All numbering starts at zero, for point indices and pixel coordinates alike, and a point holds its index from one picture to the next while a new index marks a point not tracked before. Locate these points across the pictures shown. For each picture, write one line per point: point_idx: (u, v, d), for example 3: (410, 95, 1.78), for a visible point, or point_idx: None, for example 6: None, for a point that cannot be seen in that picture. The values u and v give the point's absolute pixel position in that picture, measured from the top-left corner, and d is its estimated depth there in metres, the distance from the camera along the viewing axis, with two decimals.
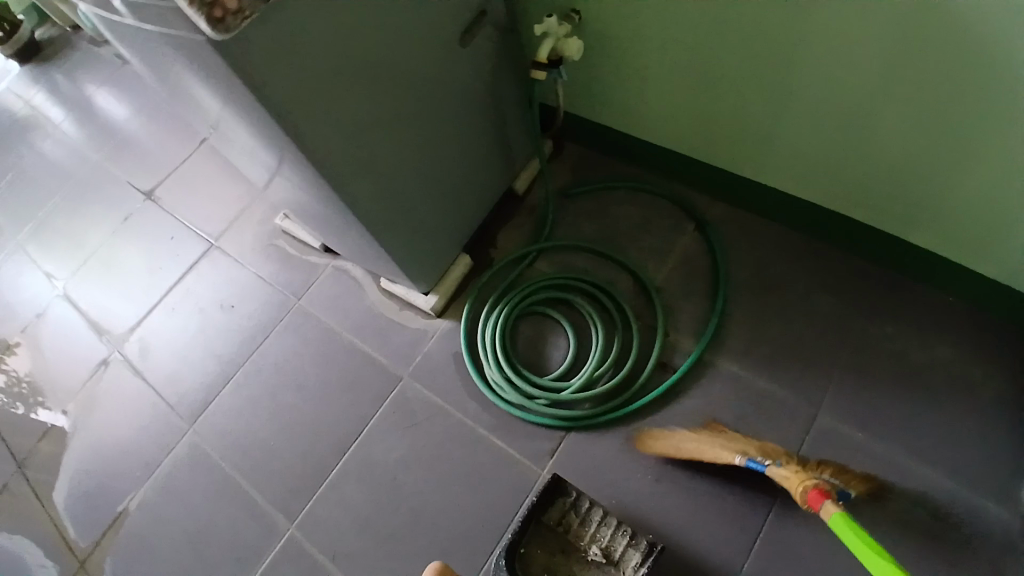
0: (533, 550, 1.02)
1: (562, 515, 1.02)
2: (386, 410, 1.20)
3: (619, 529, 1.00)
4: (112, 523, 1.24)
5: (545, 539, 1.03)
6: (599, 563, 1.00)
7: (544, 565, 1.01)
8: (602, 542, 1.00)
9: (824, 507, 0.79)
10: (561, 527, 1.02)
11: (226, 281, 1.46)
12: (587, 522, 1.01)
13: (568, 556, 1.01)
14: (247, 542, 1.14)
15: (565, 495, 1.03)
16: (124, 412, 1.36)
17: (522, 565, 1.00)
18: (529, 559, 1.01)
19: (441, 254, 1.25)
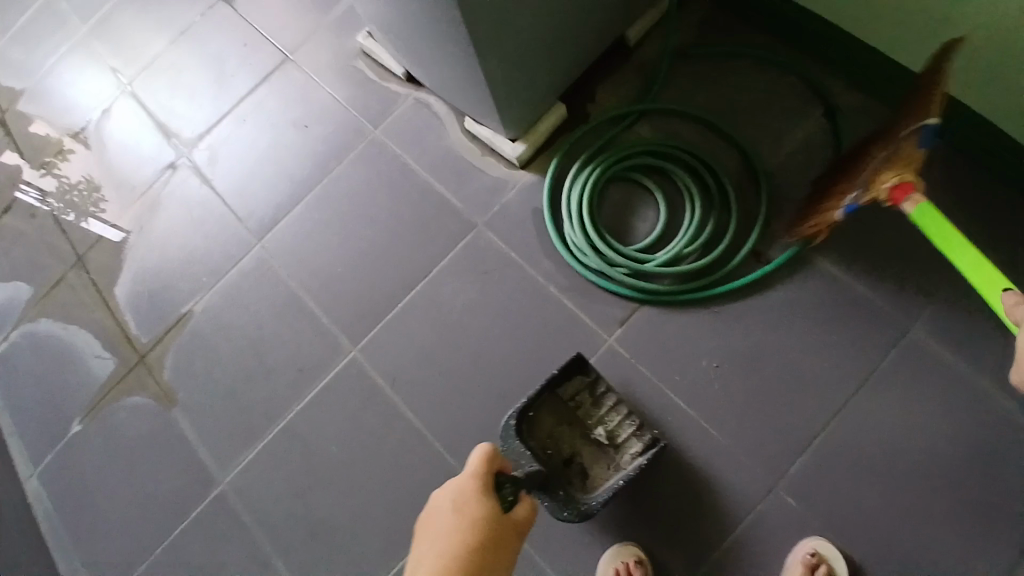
0: (540, 415, 1.01)
1: (576, 391, 1.01)
2: (458, 254, 1.17)
3: (627, 418, 0.99)
4: (176, 321, 1.28)
5: (554, 408, 1.01)
6: (600, 444, 0.99)
7: (547, 432, 1.00)
8: (608, 425, 0.99)
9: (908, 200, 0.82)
10: (573, 402, 1.01)
11: (300, 100, 1.38)
12: (599, 404, 1.00)
13: (570, 429, 1.00)
14: (308, 356, 1.18)
15: (585, 375, 1.01)
16: (191, 219, 1.36)
17: (527, 428, 0.99)
18: (534, 422, 1.00)
19: (538, 99, 1.15)
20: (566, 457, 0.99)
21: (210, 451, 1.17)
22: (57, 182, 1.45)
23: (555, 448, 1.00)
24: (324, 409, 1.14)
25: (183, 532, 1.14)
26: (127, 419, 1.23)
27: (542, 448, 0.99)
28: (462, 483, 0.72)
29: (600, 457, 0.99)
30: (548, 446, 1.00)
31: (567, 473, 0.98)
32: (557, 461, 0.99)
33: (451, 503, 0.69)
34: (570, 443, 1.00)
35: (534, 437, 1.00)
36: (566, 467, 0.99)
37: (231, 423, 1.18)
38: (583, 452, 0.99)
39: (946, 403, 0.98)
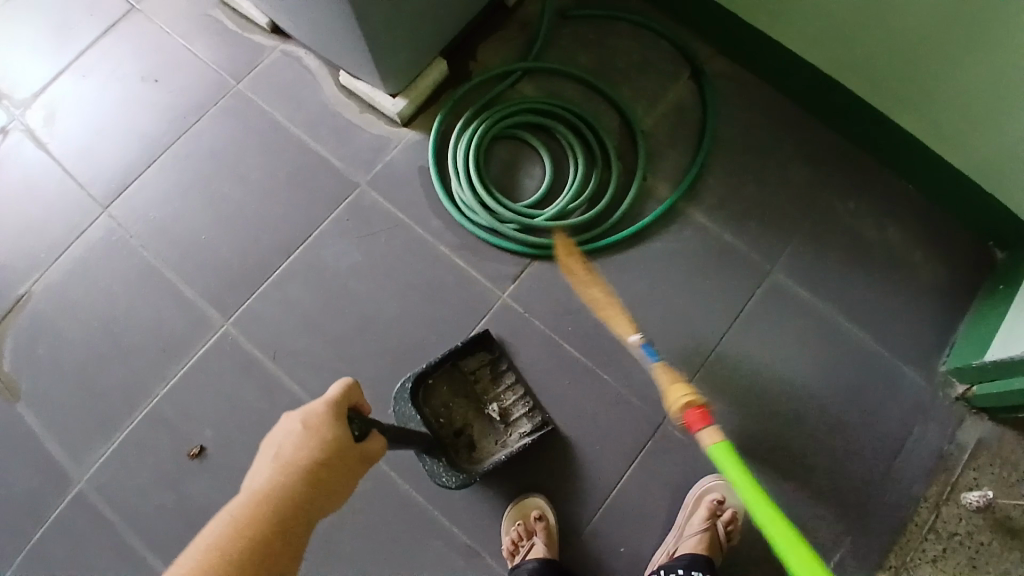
0: (438, 385, 1.01)
1: (479, 366, 1.02)
2: (341, 215, 1.11)
3: (523, 397, 1.01)
4: (10, 305, 1.10)
5: (454, 380, 1.02)
6: (492, 419, 1.01)
7: (443, 402, 1.01)
8: (504, 400, 1.01)
9: (702, 430, 0.66)
10: (473, 376, 1.02)
11: (151, 53, 1.23)
12: (498, 380, 1.02)
13: (466, 400, 1.01)
14: (175, 333, 1.06)
15: (489, 351, 1.02)
16: (23, 189, 1.17)
17: (424, 394, 1.00)
18: (432, 390, 1.01)
19: (418, 52, 1.10)
20: (458, 427, 1.00)
21: (61, 449, 1.03)
22: None
23: (448, 418, 1.00)
24: (198, 389, 1.04)
25: (33, 545, 0.99)
26: None
27: (437, 416, 1.00)
28: (316, 408, 0.62)
29: (489, 433, 1.00)
30: (441, 416, 1.00)
31: (455, 442, 0.99)
32: (447, 431, 1.00)
33: (302, 421, 0.61)
34: (463, 415, 1.01)
35: (429, 407, 1.00)
36: (455, 439, 1.00)
37: (85, 415, 1.04)
38: (474, 426, 1.00)
39: (805, 334, 1.08)
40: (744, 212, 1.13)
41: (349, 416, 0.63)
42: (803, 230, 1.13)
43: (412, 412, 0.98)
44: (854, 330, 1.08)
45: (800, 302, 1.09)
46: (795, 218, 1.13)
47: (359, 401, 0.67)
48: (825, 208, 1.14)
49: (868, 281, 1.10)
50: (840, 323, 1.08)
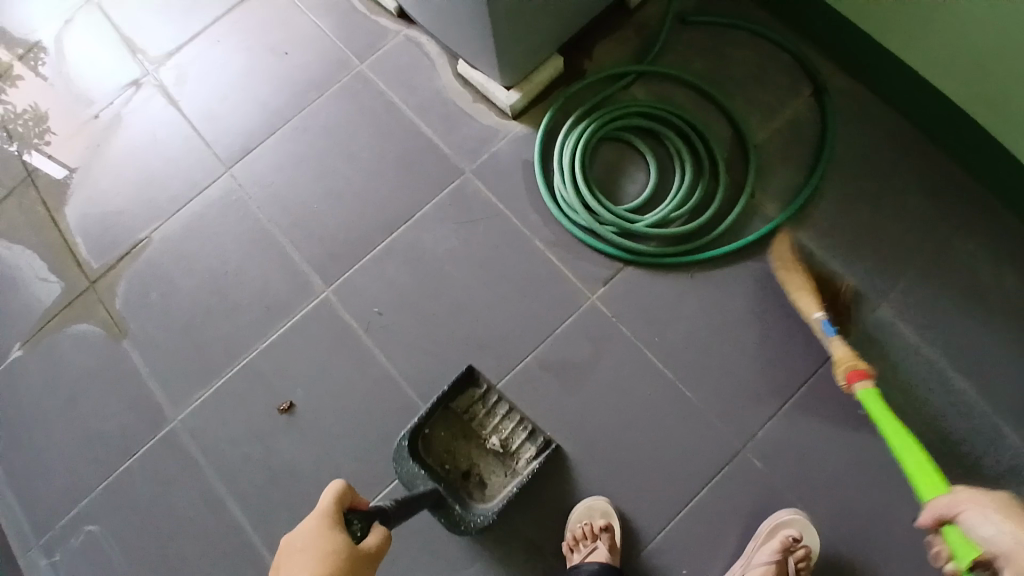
0: (436, 432, 1.01)
1: (469, 405, 1.00)
2: (443, 200, 1.13)
3: (521, 424, 1.00)
4: (131, 248, 1.19)
5: (450, 424, 1.01)
6: (496, 452, 1.00)
7: (445, 449, 1.00)
8: (503, 433, 1.00)
9: (859, 381, 0.83)
10: (467, 415, 1.01)
11: (280, 26, 1.30)
12: (491, 414, 1.00)
13: (465, 443, 1.01)
14: (277, 294, 1.12)
15: (477, 386, 1.01)
16: (152, 141, 1.26)
17: (425, 446, 1.00)
18: (432, 440, 1.00)
19: (537, 48, 1.11)
20: (464, 470, 1.00)
21: (163, 387, 1.10)
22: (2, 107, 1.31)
23: (453, 464, 1.00)
24: (291, 350, 1.09)
25: (129, 471, 1.07)
26: (71, 349, 1.14)
27: (442, 464, 1.00)
28: (311, 522, 0.64)
29: (496, 465, 1.00)
30: (446, 461, 1.00)
31: (466, 485, 0.99)
32: (455, 475, 1.00)
33: (299, 542, 0.62)
34: (467, 455, 1.00)
35: (433, 455, 1.00)
36: (465, 480, 1.00)
37: (188, 360, 1.11)
38: (480, 464, 1.00)
39: (904, 377, 1.02)
40: (854, 243, 1.09)
41: (346, 520, 0.65)
42: (916, 269, 1.07)
43: (415, 469, 0.95)
44: (960, 380, 1.02)
45: (903, 343, 1.04)
46: (909, 255, 1.08)
47: (354, 503, 0.69)
48: (944, 248, 1.07)
49: (982, 330, 1.03)
50: (946, 370, 1.02)
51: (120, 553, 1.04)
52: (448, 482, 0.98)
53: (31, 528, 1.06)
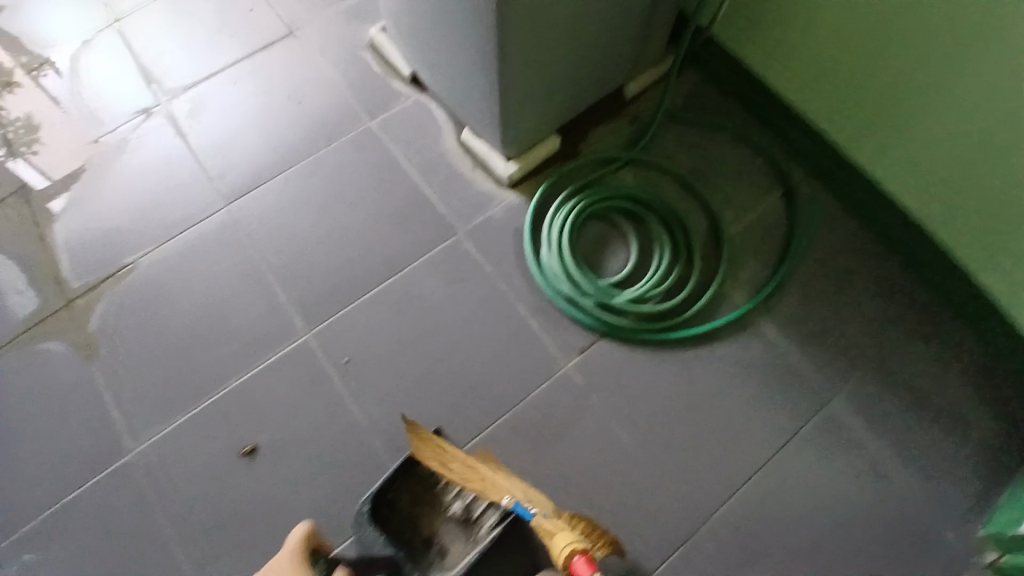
0: (400, 497, 1.00)
1: (434, 469, 1.00)
2: (435, 257, 1.18)
3: None
4: (115, 271, 1.20)
5: (414, 489, 1.01)
6: (458, 519, 0.99)
7: (407, 515, 1.00)
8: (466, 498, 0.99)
9: None
10: (431, 480, 1.00)
11: (298, 74, 1.37)
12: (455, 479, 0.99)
13: (428, 511, 1.00)
14: (261, 330, 1.14)
15: None
16: (156, 167, 1.29)
17: (387, 512, 0.99)
18: (395, 505, 1.00)
19: (539, 126, 1.20)
20: (427, 539, 0.98)
21: (131, 411, 1.09)
22: (12, 116, 1.34)
23: (415, 533, 0.99)
24: (268, 387, 1.10)
25: (83, 495, 1.05)
26: (41, 363, 1.13)
27: (404, 534, 0.98)
28: None
29: (458, 534, 0.98)
30: (408, 528, 0.99)
31: (428, 555, 0.97)
32: (417, 543, 0.98)
33: None
34: (429, 522, 0.99)
35: (396, 521, 0.99)
36: (426, 548, 0.98)
37: (162, 386, 1.11)
38: (442, 532, 0.99)
39: (854, 471, 1.08)
40: (815, 338, 1.16)
41: None
42: (870, 367, 1.14)
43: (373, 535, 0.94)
44: (905, 478, 1.07)
45: (855, 437, 1.09)
46: (864, 354, 1.15)
47: None
48: (896, 351, 1.15)
49: (927, 432, 1.10)
50: (892, 468, 1.08)
51: None
52: (410, 552, 0.97)
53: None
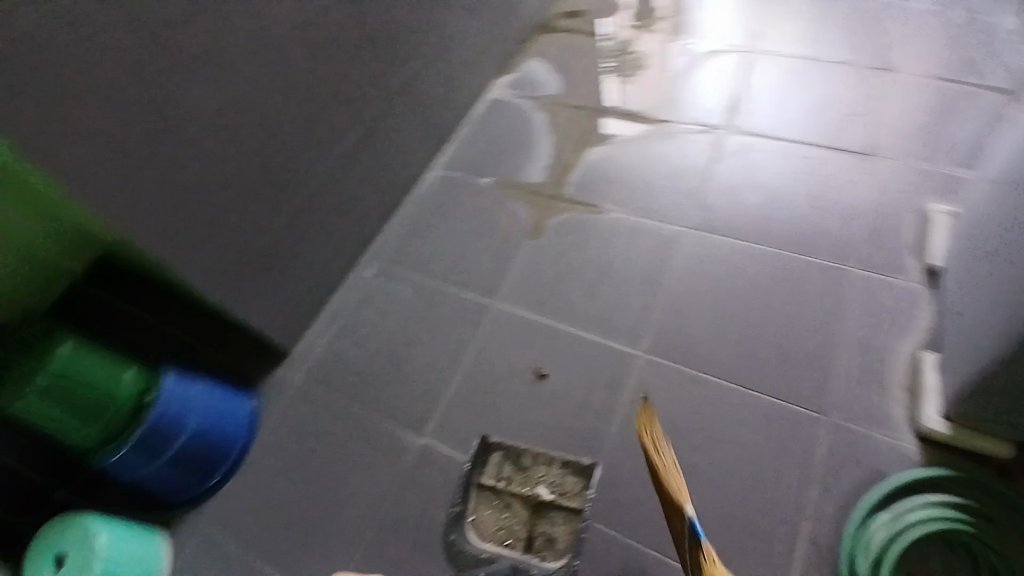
0: (482, 508, 1.10)
1: (499, 476, 1.12)
2: (783, 410, 1.12)
3: (558, 472, 1.11)
4: (593, 207, 1.43)
5: (489, 504, 1.11)
6: (551, 504, 1.08)
7: (497, 525, 1.08)
8: (562, 529, 1.06)
9: None
10: (502, 482, 1.12)
11: (838, 188, 1.38)
12: (525, 473, 1.12)
13: (527, 508, 1.09)
14: (619, 320, 1.26)
15: (497, 454, 1.15)
16: (678, 163, 1.48)
17: (482, 510, 1.10)
18: (483, 512, 1.10)
19: (1009, 424, 0.98)
20: (511, 530, 1.08)
21: (508, 280, 1.36)
22: (640, 70, 1.69)
23: (508, 517, 1.09)
24: (579, 355, 1.22)
25: (440, 294, 1.36)
26: (503, 211, 1.47)
27: (497, 508, 1.10)
28: None
29: (550, 516, 1.08)
30: (507, 535, 1.07)
31: (500, 539, 1.07)
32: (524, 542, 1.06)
33: None
34: (526, 523, 1.08)
35: (491, 525, 1.08)
36: (533, 542, 1.06)
37: (536, 286, 1.33)
38: (544, 525, 1.07)
39: None
40: None
41: None
42: None
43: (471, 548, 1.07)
44: None
45: None
46: None
47: None
48: None
49: None
50: None
51: (385, 316, 1.35)
52: (488, 523, 1.08)
53: (383, 258, 1.45)
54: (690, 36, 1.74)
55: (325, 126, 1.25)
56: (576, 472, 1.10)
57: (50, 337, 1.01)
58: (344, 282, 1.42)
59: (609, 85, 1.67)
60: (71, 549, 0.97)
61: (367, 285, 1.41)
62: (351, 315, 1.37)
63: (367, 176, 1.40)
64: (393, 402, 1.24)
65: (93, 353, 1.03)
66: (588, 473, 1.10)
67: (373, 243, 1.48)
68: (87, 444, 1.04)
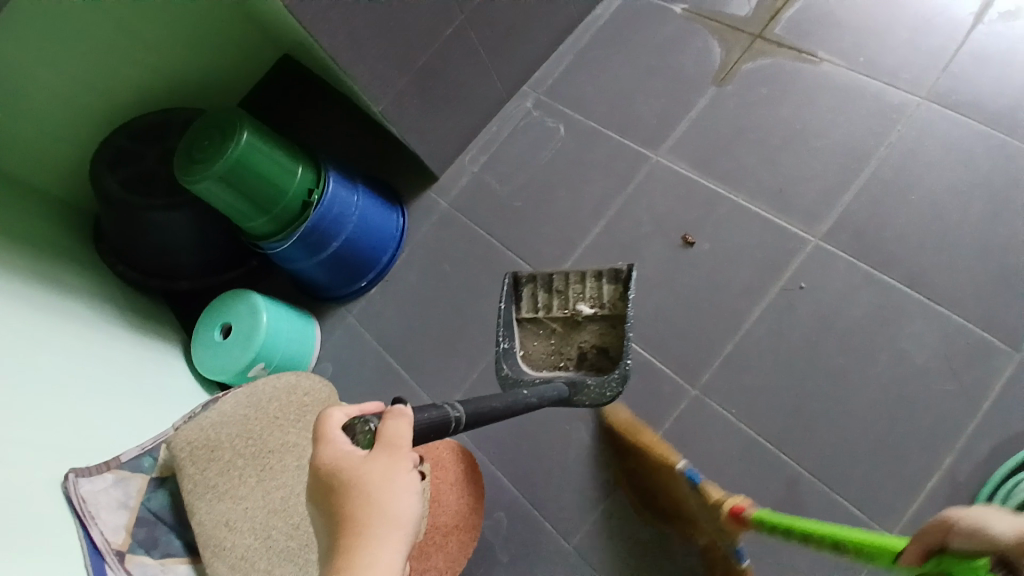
0: (529, 336, 1.02)
1: (537, 300, 1.02)
2: (972, 335, 0.95)
3: (592, 285, 1.00)
4: (803, 53, 1.18)
5: (535, 333, 1.02)
6: (593, 316, 1.00)
7: (547, 349, 1.01)
8: (607, 338, 1.00)
9: (742, 507, 0.80)
10: (544, 309, 1.01)
11: None
12: (561, 292, 1.01)
13: (569, 326, 1.01)
14: (796, 197, 1.09)
15: (526, 281, 1.02)
16: (935, 8, 1.14)
17: (525, 339, 1.01)
18: (530, 338, 1.02)
19: None
20: (561, 352, 1.01)
21: (674, 133, 1.21)
22: None
23: (556, 341, 1.01)
24: (738, 228, 1.10)
25: (595, 137, 1.27)
26: (689, 50, 1.27)
27: (544, 337, 1.01)
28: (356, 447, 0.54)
29: (592, 332, 1.00)
30: (560, 352, 1.01)
31: (552, 363, 1.00)
32: (575, 360, 1.01)
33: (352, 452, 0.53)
34: (570, 342, 1.01)
35: (540, 349, 1.01)
36: (586, 360, 1.00)
37: (706, 143, 1.18)
38: (587, 341, 1.00)
39: None
40: None
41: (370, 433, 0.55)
42: None
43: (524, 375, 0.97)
44: None
45: None
46: None
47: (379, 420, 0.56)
48: None
49: None
50: None
51: (534, 152, 1.30)
52: (538, 353, 1.01)
53: (543, 90, 1.36)
54: None
55: None
56: (611, 280, 0.99)
57: (232, 128, 1.09)
58: (502, 110, 1.37)
59: None
60: (236, 319, 1.14)
61: (524, 117, 1.35)
62: (502, 146, 1.33)
63: None
64: (528, 242, 1.23)
65: (268, 146, 1.10)
66: (624, 278, 0.98)
67: (538, 71, 1.38)
68: (264, 232, 1.16)
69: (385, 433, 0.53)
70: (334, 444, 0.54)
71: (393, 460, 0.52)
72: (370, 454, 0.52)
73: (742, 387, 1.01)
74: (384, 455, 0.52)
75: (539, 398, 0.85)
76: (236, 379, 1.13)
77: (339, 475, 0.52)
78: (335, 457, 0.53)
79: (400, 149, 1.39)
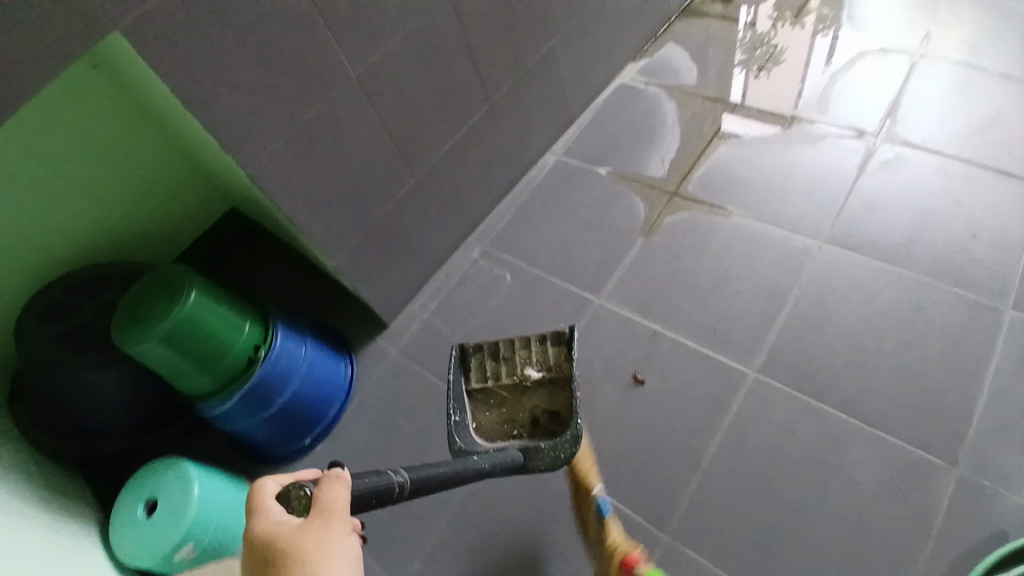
0: (483, 409, 1.04)
1: (485, 369, 1.05)
2: (908, 455, 1.01)
3: (536, 347, 1.05)
4: (716, 206, 1.35)
5: (487, 403, 1.04)
6: (542, 378, 1.04)
7: (501, 418, 1.04)
8: (559, 402, 1.04)
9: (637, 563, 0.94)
10: (493, 377, 1.04)
11: (1005, 215, 1.20)
12: (507, 359, 1.05)
13: (521, 393, 1.05)
14: (731, 333, 1.18)
15: (472, 353, 1.06)
16: (815, 170, 1.35)
17: (477, 411, 1.04)
18: (482, 409, 1.04)
19: None
20: (514, 420, 1.04)
21: (613, 277, 1.31)
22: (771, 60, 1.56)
23: (507, 410, 1.04)
24: (683, 364, 1.16)
25: (541, 282, 1.34)
26: (618, 204, 1.42)
27: (495, 407, 1.04)
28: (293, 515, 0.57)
29: (543, 394, 1.05)
30: (514, 420, 1.04)
31: (506, 432, 1.03)
32: (528, 426, 1.04)
33: (288, 521, 0.56)
34: (523, 408, 1.04)
35: (493, 418, 1.04)
36: (538, 426, 1.04)
37: (643, 285, 1.28)
38: (539, 405, 1.05)
39: None
40: None
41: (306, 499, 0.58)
42: None
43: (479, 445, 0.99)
44: None
45: None
46: None
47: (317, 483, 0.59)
48: None
49: None
50: None
51: (483, 298, 1.36)
52: (490, 423, 1.03)
53: (488, 240, 1.46)
54: (843, 31, 1.55)
55: (452, 104, 1.25)
56: (555, 343, 1.04)
57: (181, 288, 1.06)
58: (450, 259, 1.44)
59: (742, 80, 1.54)
60: (164, 490, 1.04)
61: (472, 265, 1.42)
62: (452, 293, 1.38)
63: (485, 157, 1.40)
64: None
65: (217, 304, 1.08)
66: (567, 340, 1.04)
67: (482, 224, 1.48)
68: (204, 390, 1.11)
69: (321, 499, 0.56)
70: (268, 516, 0.57)
71: (331, 524, 0.55)
72: (305, 521, 0.55)
73: (709, 524, 1.00)
74: (319, 519, 0.55)
75: (490, 464, 0.86)
76: (159, 563, 1.00)
77: (275, 545, 0.54)
78: (272, 528, 0.55)
79: (349, 298, 1.41)
